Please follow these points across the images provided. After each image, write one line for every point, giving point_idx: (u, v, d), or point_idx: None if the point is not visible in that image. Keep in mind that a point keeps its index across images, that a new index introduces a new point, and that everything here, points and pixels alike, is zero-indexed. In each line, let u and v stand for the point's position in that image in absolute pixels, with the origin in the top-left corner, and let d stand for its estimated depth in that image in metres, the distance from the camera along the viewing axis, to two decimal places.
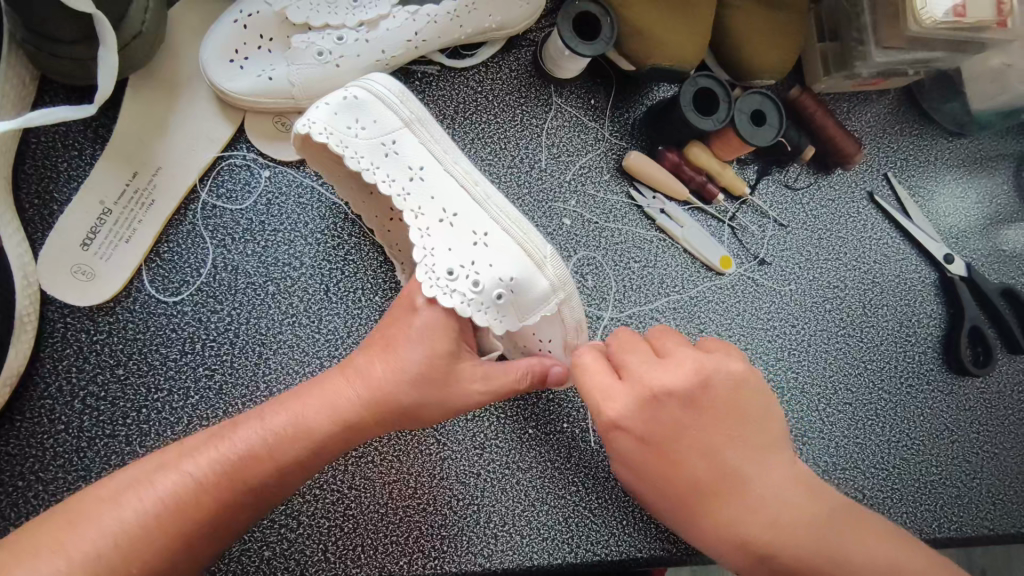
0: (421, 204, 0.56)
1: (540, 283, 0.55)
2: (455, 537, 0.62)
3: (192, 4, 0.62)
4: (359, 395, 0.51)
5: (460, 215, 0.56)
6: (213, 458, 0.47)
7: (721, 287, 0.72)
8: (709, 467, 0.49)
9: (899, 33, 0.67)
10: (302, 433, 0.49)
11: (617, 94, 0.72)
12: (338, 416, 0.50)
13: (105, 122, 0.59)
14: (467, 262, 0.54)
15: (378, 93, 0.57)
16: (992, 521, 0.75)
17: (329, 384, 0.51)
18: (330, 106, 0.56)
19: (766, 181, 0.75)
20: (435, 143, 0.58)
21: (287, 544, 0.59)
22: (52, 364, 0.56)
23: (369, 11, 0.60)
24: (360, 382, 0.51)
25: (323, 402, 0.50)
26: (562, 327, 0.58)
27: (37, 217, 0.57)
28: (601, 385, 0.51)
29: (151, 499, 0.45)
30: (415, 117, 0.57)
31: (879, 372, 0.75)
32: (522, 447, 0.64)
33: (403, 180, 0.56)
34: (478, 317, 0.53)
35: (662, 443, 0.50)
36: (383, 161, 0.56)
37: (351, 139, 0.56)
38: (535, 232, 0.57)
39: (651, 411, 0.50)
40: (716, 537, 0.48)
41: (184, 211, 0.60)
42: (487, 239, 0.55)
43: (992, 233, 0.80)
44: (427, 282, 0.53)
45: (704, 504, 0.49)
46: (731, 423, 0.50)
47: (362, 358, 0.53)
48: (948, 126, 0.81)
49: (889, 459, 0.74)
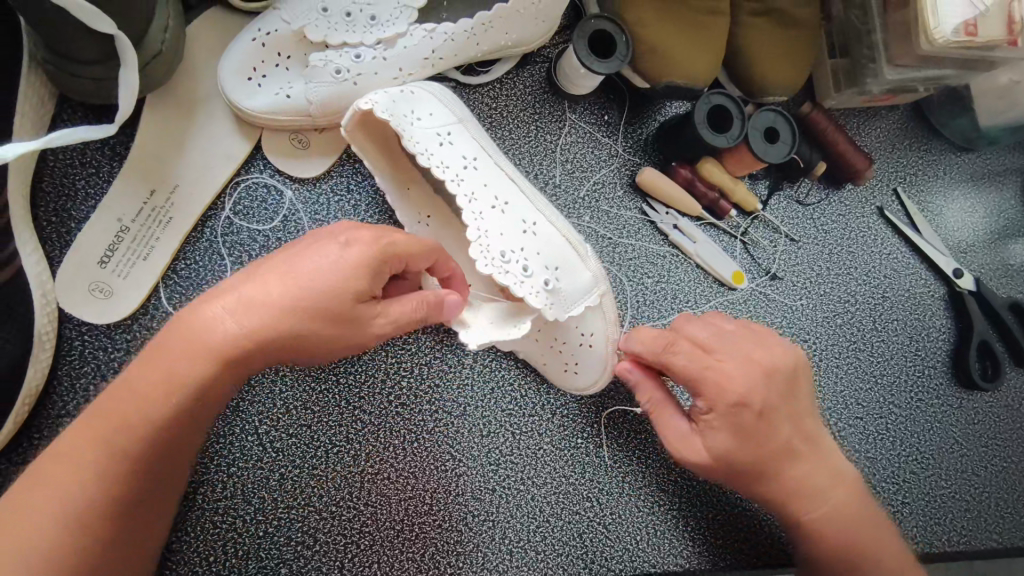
0: (474, 191, 0.56)
1: (585, 274, 0.57)
2: (470, 553, 0.62)
3: (208, 21, 0.62)
4: (239, 333, 0.45)
5: (511, 203, 0.57)
6: (102, 435, 0.43)
7: (733, 302, 0.72)
8: (792, 438, 0.56)
9: (910, 51, 0.68)
10: (189, 384, 0.44)
11: (630, 109, 0.72)
12: (218, 358, 0.45)
13: (123, 140, 0.59)
14: (518, 247, 0.55)
15: (433, 92, 0.59)
16: (1001, 534, 0.76)
17: (199, 321, 0.45)
18: (390, 95, 0.57)
19: (777, 197, 0.75)
20: (484, 140, 0.59)
21: (304, 561, 0.59)
22: (70, 383, 0.56)
23: (387, 30, 0.60)
24: (237, 318, 0.45)
25: (197, 346, 0.44)
26: (603, 321, 0.60)
27: (55, 235, 0.57)
28: (719, 367, 0.54)
29: (62, 492, 0.42)
30: (467, 116, 0.59)
31: (889, 386, 0.76)
32: (536, 463, 0.64)
33: (455, 167, 0.56)
34: (531, 299, 0.54)
35: (767, 420, 0.55)
36: (437, 149, 0.56)
37: (409, 126, 0.56)
38: (576, 230, 0.60)
39: (767, 388, 0.55)
40: (779, 492, 0.57)
41: (201, 228, 0.60)
42: (536, 228, 0.57)
43: (1001, 248, 0.81)
44: (483, 261, 0.54)
45: (776, 469, 0.56)
46: (806, 403, 0.58)
47: (238, 289, 0.46)
48: (956, 141, 0.81)
49: (900, 473, 0.74)
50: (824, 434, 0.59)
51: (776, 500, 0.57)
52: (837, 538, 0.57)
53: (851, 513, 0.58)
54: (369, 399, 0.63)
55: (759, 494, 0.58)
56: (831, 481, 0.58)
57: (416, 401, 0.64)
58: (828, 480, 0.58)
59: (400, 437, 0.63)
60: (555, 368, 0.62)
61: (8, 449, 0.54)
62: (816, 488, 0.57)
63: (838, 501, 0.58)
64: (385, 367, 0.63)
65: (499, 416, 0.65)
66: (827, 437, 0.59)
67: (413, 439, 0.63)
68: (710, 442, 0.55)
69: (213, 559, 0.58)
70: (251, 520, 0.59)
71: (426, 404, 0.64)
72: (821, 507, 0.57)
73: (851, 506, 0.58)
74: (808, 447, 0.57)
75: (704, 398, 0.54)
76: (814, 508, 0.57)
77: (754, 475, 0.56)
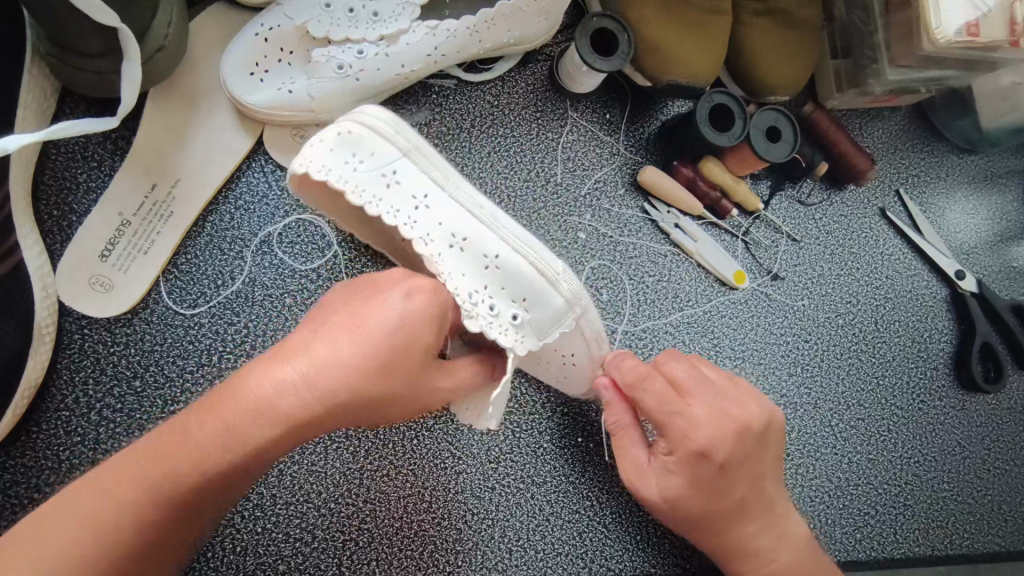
0: (429, 231, 0.53)
1: (556, 302, 0.53)
2: (469, 551, 0.61)
3: (212, 17, 0.62)
4: (314, 395, 0.42)
5: (470, 239, 0.53)
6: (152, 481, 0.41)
7: (734, 302, 0.72)
8: (747, 496, 0.56)
9: (912, 52, 0.68)
10: (251, 441, 0.42)
11: (632, 108, 0.72)
12: (281, 424, 0.42)
13: (125, 134, 0.59)
14: (480, 288, 0.52)
15: (375, 124, 0.54)
16: (1003, 537, 0.75)
17: (267, 380, 0.42)
18: (324, 144, 0.54)
19: (779, 197, 0.75)
20: (436, 169, 0.55)
21: (302, 558, 0.59)
22: (68, 376, 0.56)
23: (389, 26, 0.59)
24: (306, 389, 0.42)
25: (261, 405, 0.42)
26: (584, 343, 0.58)
27: (56, 228, 0.57)
28: (688, 417, 0.53)
29: (77, 527, 0.40)
30: (414, 144, 0.55)
31: (891, 388, 0.76)
32: (536, 461, 0.64)
33: (406, 210, 0.53)
34: (500, 339, 0.51)
35: (728, 475, 0.54)
36: (386, 193, 0.53)
37: (350, 175, 0.53)
38: (547, 250, 0.55)
39: (733, 447, 0.54)
40: (721, 538, 0.57)
41: (203, 221, 0.60)
42: (498, 263, 0.53)
43: (1004, 250, 0.81)
44: (448, 308, 0.51)
45: (724, 517, 0.56)
46: (771, 459, 0.58)
47: (313, 345, 0.43)
48: (959, 143, 0.81)
49: (902, 475, 0.74)
50: (781, 488, 0.59)
51: (717, 548, 0.59)
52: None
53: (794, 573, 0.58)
54: None
55: (703, 539, 0.59)
56: (779, 541, 0.58)
57: None
58: (774, 540, 0.58)
59: (400, 434, 0.63)
60: (549, 378, 0.63)
61: (7, 442, 0.54)
62: (760, 543, 0.58)
63: (778, 555, 0.58)
64: None
65: None
66: (782, 499, 0.59)
67: (413, 435, 0.63)
68: (664, 483, 0.55)
69: (211, 555, 0.57)
70: (249, 517, 0.58)
71: None
72: (761, 563, 0.58)
73: (794, 565, 0.58)
74: (762, 504, 0.57)
75: (667, 441, 0.54)
76: (756, 561, 0.58)
77: (702, 524, 0.57)
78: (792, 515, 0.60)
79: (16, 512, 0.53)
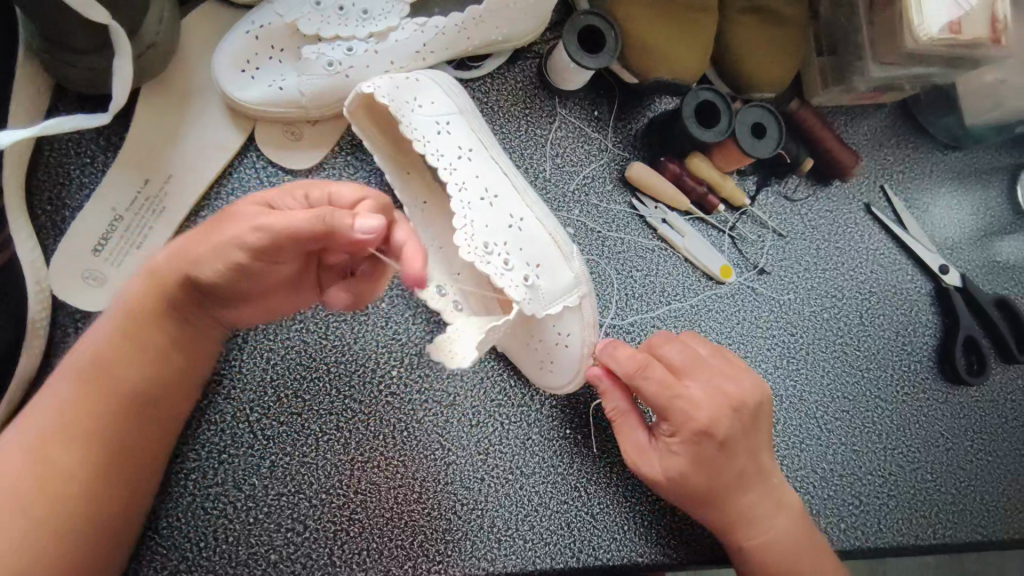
0: (464, 179, 0.57)
1: (566, 276, 0.58)
2: (458, 541, 0.62)
3: (203, 15, 0.62)
4: (183, 268, 0.52)
5: (500, 197, 0.57)
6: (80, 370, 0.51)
7: (720, 296, 0.73)
8: (745, 469, 0.58)
9: (896, 49, 0.69)
10: (151, 313, 0.53)
11: (620, 105, 0.73)
12: (166, 291, 0.52)
13: (118, 130, 0.60)
14: (501, 241, 0.56)
15: (438, 84, 0.60)
16: (987, 528, 0.76)
17: (153, 267, 0.53)
18: (394, 79, 0.58)
19: (765, 193, 0.76)
20: (482, 136, 0.60)
21: (293, 548, 0.60)
22: None
23: (378, 24, 0.61)
24: (174, 260, 0.52)
25: (137, 289, 0.53)
26: (580, 320, 0.59)
27: (49, 223, 0.58)
28: (688, 395, 0.56)
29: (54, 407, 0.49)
30: (468, 109, 0.61)
31: (875, 381, 0.77)
32: (525, 452, 0.65)
33: (449, 155, 0.57)
34: (510, 290, 0.55)
35: (727, 449, 0.56)
36: (434, 136, 0.58)
37: (409, 112, 0.57)
38: (563, 231, 0.61)
39: (731, 420, 0.56)
40: (725, 518, 0.58)
41: (195, 216, 0.61)
42: (521, 225, 0.57)
43: (987, 245, 0.82)
44: (466, 246, 0.55)
45: (726, 494, 0.57)
46: (766, 437, 0.60)
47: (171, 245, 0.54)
48: (943, 139, 0.82)
49: (886, 466, 0.75)
50: (776, 467, 0.61)
51: (718, 524, 0.58)
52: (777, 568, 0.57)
53: (792, 541, 0.58)
54: (360, 387, 0.64)
55: (704, 516, 0.58)
56: (776, 510, 0.59)
57: (405, 390, 0.64)
58: (772, 511, 0.59)
59: (390, 426, 0.63)
60: (531, 365, 0.62)
61: None
62: (760, 514, 0.58)
63: (781, 531, 0.58)
64: (376, 357, 0.64)
65: (488, 406, 0.65)
66: (776, 471, 0.61)
67: (403, 427, 0.64)
68: (667, 462, 0.57)
69: (203, 545, 0.58)
70: (241, 507, 0.59)
71: (416, 394, 0.64)
72: (762, 536, 0.58)
73: (790, 536, 0.58)
74: (760, 478, 0.59)
75: (671, 423, 0.56)
76: (756, 534, 0.58)
77: (704, 498, 0.57)
78: (791, 495, 0.60)
79: None
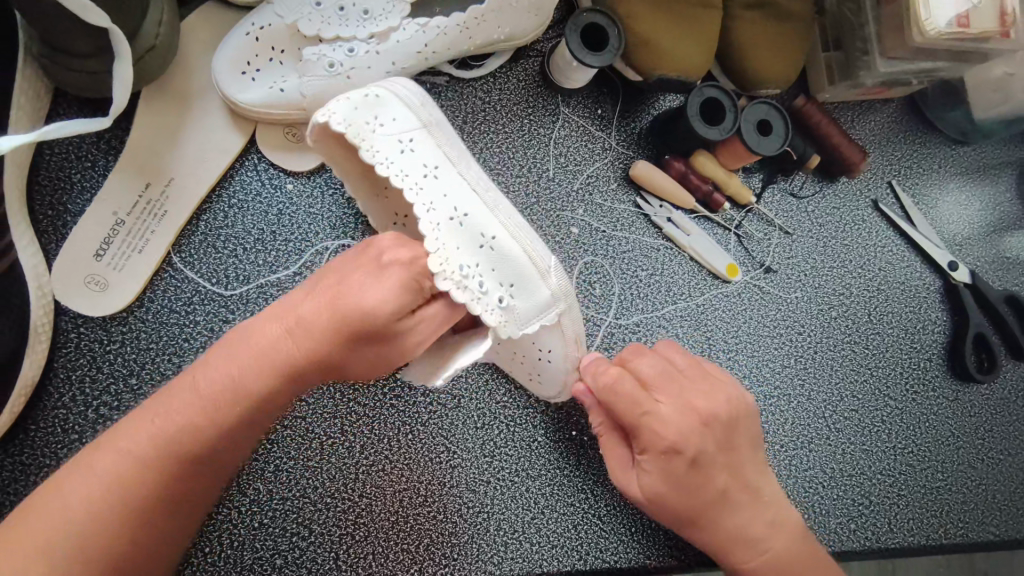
0: (433, 200, 0.52)
1: (543, 293, 0.54)
2: (464, 544, 0.62)
3: (203, 17, 0.62)
4: (294, 344, 0.46)
5: (470, 215, 0.53)
6: (154, 431, 0.44)
7: (727, 295, 0.73)
8: (728, 485, 0.56)
9: (903, 44, 0.68)
10: (243, 390, 0.45)
11: (623, 104, 0.73)
12: (275, 368, 0.46)
13: (118, 133, 0.60)
14: (473, 263, 0.51)
15: (401, 96, 0.56)
16: (998, 527, 0.76)
17: (263, 332, 0.47)
18: (351, 100, 0.54)
19: (772, 189, 0.76)
20: (450, 150, 0.56)
21: (299, 552, 0.59)
22: (66, 373, 0.56)
23: (379, 24, 0.60)
24: (291, 332, 0.46)
25: (249, 351, 0.46)
26: (562, 340, 0.57)
27: (51, 228, 0.58)
28: (654, 413, 0.53)
29: (124, 448, 0.43)
30: (433, 121, 0.56)
31: (884, 380, 0.76)
32: (531, 455, 0.65)
33: (415, 176, 0.53)
34: (487, 317, 0.50)
35: (702, 465, 0.54)
36: (398, 156, 0.53)
37: (368, 133, 0.53)
38: (538, 241, 0.56)
39: (702, 434, 0.54)
40: (713, 535, 0.56)
41: (197, 220, 0.61)
42: (494, 243, 0.53)
43: (997, 240, 0.81)
44: (442, 275, 0.48)
45: (709, 514, 0.55)
46: (748, 446, 0.58)
47: (286, 306, 0.48)
48: (951, 134, 0.81)
49: (895, 465, 0.74)
50: (769, 478, 0.59)
51: (709, 541, 0.57)
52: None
53: (788, 556, 0.57)
54: (365, 391, 0.63)
55: (693, 535, 0.57)
56: (769, 528, 0.57)
57: (410, 393, 0.64)
58: (765, 529, 0.57)
59: (395, 430, 0.63)
60: (520, 376, 0.62)
61: (5, 440, 0.55)
62: (753, 532, 0.56)
63: (777, 544, 0.57)
64: None
65: (493, 408, 0.65)
66: (769, 484, 0.59)
67: (407, 430, 0.63)
68: (644, 483, 0.55)
69: (209, 550, 0.58)
70: (246, 512, 0.59)
71: (420, 396, 0.64)
72: (755, 554, 0.57)
73: (787, 552, 0.57)
74: (748, 493, 0.57)
75: (640, 442, 0.54)
76: (750, 553, 0.57)
77: (687, 519, 0.56)
78: (786, 507, 0.59)
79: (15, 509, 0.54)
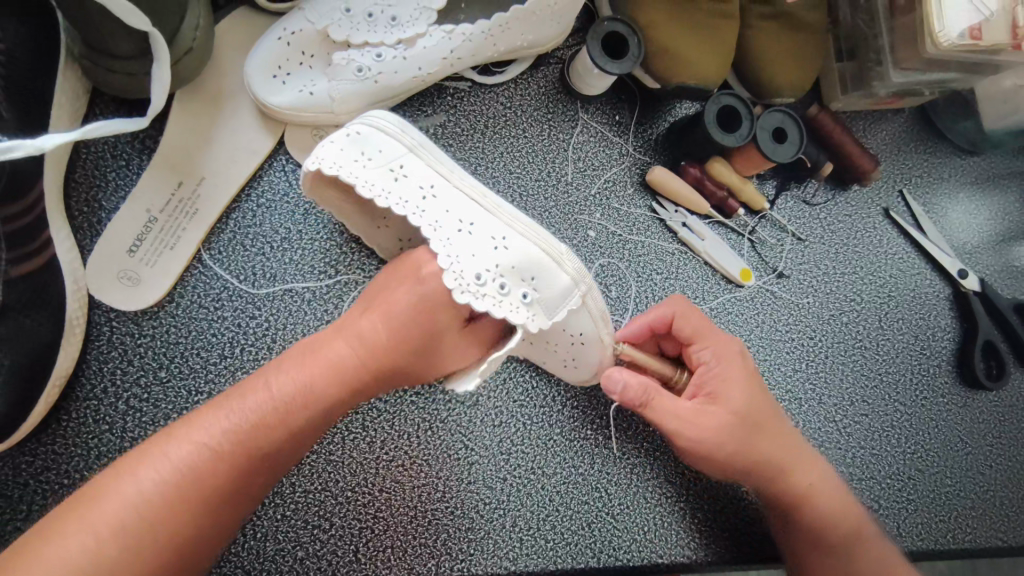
0: (436, 219, 0.55)
1: (562, 280, 0.55)
2: (481, 540, 0.63)
3: (236, 22, 0.64)
4: (361, 357, 0.50)
5: (476, 224, 0.55)
6: (229, 427, 0.46)
7: (740, 299, 0.74)
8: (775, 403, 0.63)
9: (916, 55, 0.69)
10: (311, 397, 0.48)
11: (640, 110, 0.74)
12: (343, 380, 0.49)
13: (152, 134, 0.61)
14: (490, 266, 0.53)
15: (382, 125, 0.57)
16: (1005, 532, 0.76)
17: (332, 346, 0.50)
18: (337, 143, 0.56)
19: (784, 197, 0.77)
20: (442, 164, 0.57)
21: (320, 544, 0.61)
22: (97, 366, 0.58)
23: (406, 30, 0.62)
24: (363, 346, 0.50)
25: (320, 358, 0.49)
26: (590, 319, 0.59)
27: (86, 224, 0.60)
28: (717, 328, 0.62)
29: (197, 443, 0.45)
30: (419, 143, 0.57)
31: (894, 385, 0.77)
32: (547, 452, 0.66)
33: (414, 201, 0.55)
34: (513, 317, 0.53)
35: (760, 377, 0.62)
36: (394, 186, 0.55)
37: (359, 170, 0.55)
38: (549, 233, 0.57)
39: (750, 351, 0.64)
40: (784, 450, 0.60)
41: (226, 219, 0.63)
42: (506, 243, 0.55)
43: (1005, 250, 0.82)
44: (459, 289, 0.52)
45: (776, 426, 0.61)
46: None
47: (355, 323, 0.52)
48: (961, 145, 0.82)
49: (904, 470, 0.75)
50: None
51: (778, 461, 0.60)
52: (825, 508, 0.61)
53: (828, 477, 0.63)
54: None
55: (767, 459, 0.60)
56: (809, 450, 0.63)
57: (430, 391, 0.65)
58: (808, 449, 0.63)
59: (415, 427, 0.64)
60: (556, 365, 0.63)
61: (38, 429, 0.56)
62: (800, 449, 0.62)
63: (818, 463, 0.63)
64: None
65: (511, 407, 0.66)
66: None
67: (427, 427, 0.65)
68: (729, 396, 0.58)
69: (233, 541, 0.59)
70: (269, 503, 0.60)
71: (441, 394, 0.65)
72: (811, 474, 0.62)
73: (826, 473, 0.63)
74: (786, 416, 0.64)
75: (716, 353, 0.60)
76: (806, 473, 0.61)
77: (762, 433, 0.59)
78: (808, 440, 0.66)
79: (47, 497, 0.55)
